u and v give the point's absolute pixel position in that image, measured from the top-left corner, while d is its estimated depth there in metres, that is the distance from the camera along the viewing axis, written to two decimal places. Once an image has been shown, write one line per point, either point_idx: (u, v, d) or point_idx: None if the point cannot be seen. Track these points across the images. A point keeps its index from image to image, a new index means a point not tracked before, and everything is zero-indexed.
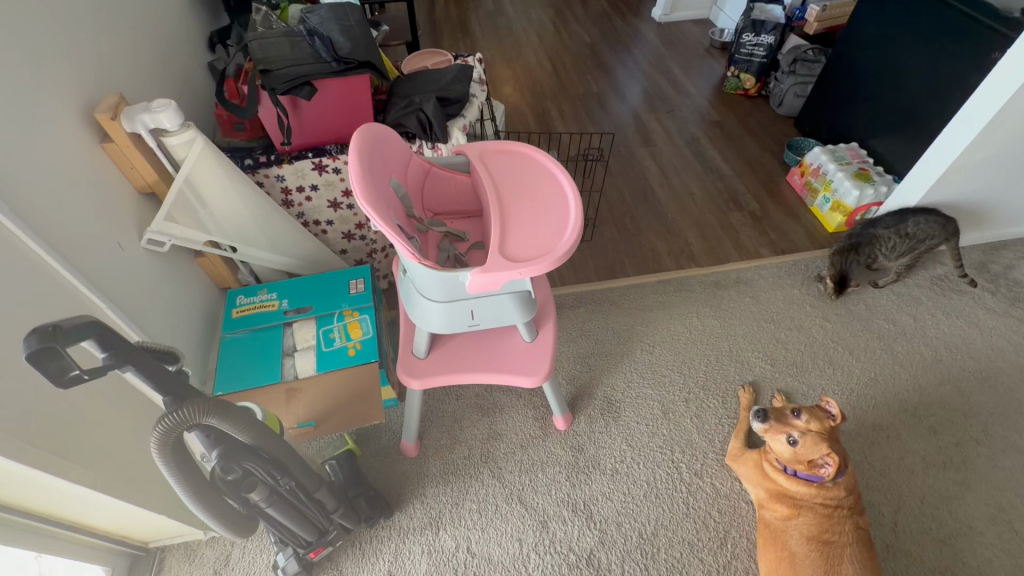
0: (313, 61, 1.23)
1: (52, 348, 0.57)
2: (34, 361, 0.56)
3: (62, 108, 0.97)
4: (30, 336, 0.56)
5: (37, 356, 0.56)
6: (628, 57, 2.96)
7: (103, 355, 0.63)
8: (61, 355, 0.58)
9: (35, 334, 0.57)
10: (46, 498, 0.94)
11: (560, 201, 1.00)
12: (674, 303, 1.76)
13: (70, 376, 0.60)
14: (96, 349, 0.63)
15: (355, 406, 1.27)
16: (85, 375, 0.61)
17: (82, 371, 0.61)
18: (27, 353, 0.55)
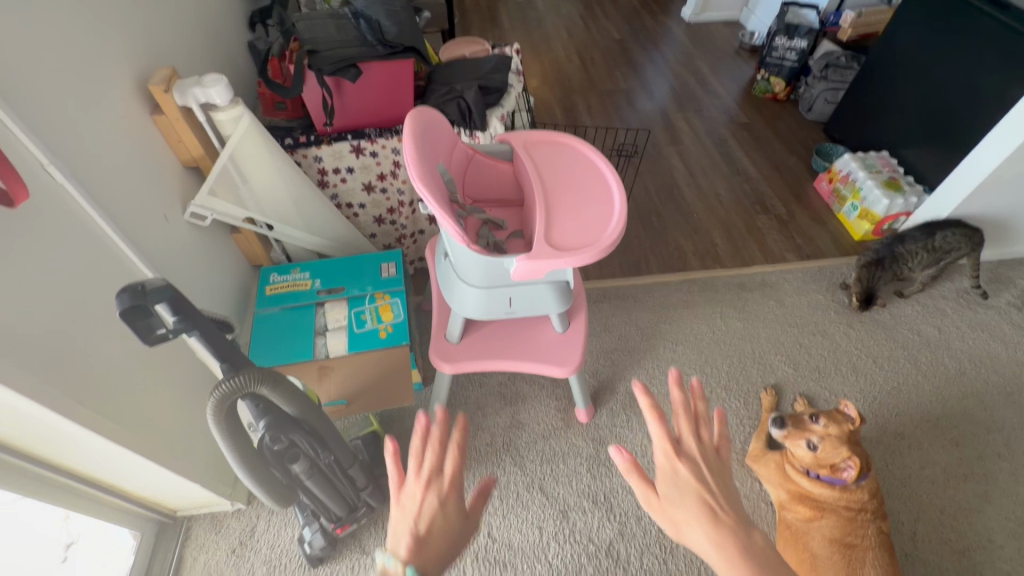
0: (358, 44, 1.25)
1: (141, 306, 0.63)
2: (125, 317, 0.63)
3: (118, 78, 0.99)
4: (123, 294, 0.63)
5: (128, 313, 0.63)
6: (657, 55, 2.95)
7: (174, 319, 0.67)
8: (147, 314, 0.64)
9: (127, 292, 0.63)
10: (87, 462, 0.98)
11: (603, 193, 1.01)
12: (697, 302, 1.76)
13: (153, 336, 0.66)
14: (167, 314, 0.67)
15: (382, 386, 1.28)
16: (168, 335, 0.67)
17: (166, 330, 0.67)
18: (119, 308, 0.62)
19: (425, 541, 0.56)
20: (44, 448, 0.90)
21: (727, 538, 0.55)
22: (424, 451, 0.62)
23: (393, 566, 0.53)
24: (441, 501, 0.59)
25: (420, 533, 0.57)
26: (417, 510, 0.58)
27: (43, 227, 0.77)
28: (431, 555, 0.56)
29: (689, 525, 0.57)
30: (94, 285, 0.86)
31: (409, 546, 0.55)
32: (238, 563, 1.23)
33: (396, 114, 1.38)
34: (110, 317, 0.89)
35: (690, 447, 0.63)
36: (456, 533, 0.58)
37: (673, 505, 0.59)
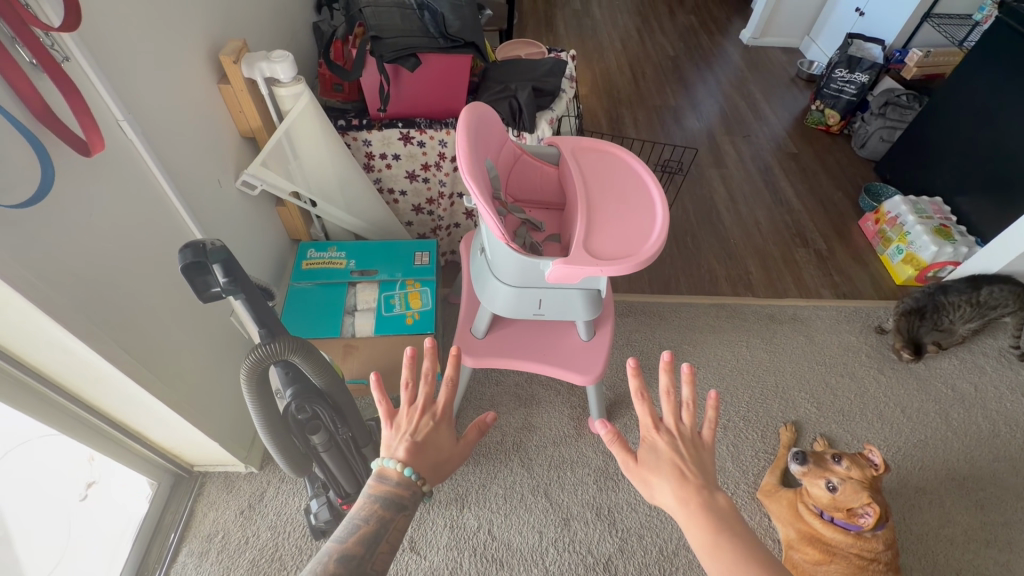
0: (420, 35, 1.27)
1: (201, 263, 0.68)
2: (186, 270, 0.68)
3: (193, 47, 1.03)
4: (187, 250, 0.67)
5: (189, 268, 0.68)
6: (710, 75, 2.92)
7: (224, 280, 0.70)
8: (206, 272, 0.69)
9: (190, 249, 0.68)
10: (120, 408, 1.02)
11: (647, 208, 1.01)
12: (724, 328, 1.74)
13: (209, 293, 0.72)
14: (215, 277, 0.70)
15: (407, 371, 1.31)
16: (220, 294, 0.72)
17: (220, 289, 0.72)
18: (182, 263, 0.67)
19: (423, 449, 0.67)
20: (83, 388, 0.94)
21: (689, 491, 0.63)
22: (414, 384, 0.71)
23: (393, 467, 0.64)
24: (434, 423, 0.70)
25: (417, 442, 0.67)
26: (413, 427, 0.68)
27: (109, 177, 0.81)
28: (425, 459, 0.67)
29: (659, 485, 0.64)
30: (147, 236, 0.90)
31: (406, 451, 0.66)
32: (245, 525, 1.27)
33: (448, 108, 1.40)
34: (158, 270, 0.93)
35: (670, 424, 0.69)
36: (448, 446, 0.70)
37: (647, 463, 0.66)
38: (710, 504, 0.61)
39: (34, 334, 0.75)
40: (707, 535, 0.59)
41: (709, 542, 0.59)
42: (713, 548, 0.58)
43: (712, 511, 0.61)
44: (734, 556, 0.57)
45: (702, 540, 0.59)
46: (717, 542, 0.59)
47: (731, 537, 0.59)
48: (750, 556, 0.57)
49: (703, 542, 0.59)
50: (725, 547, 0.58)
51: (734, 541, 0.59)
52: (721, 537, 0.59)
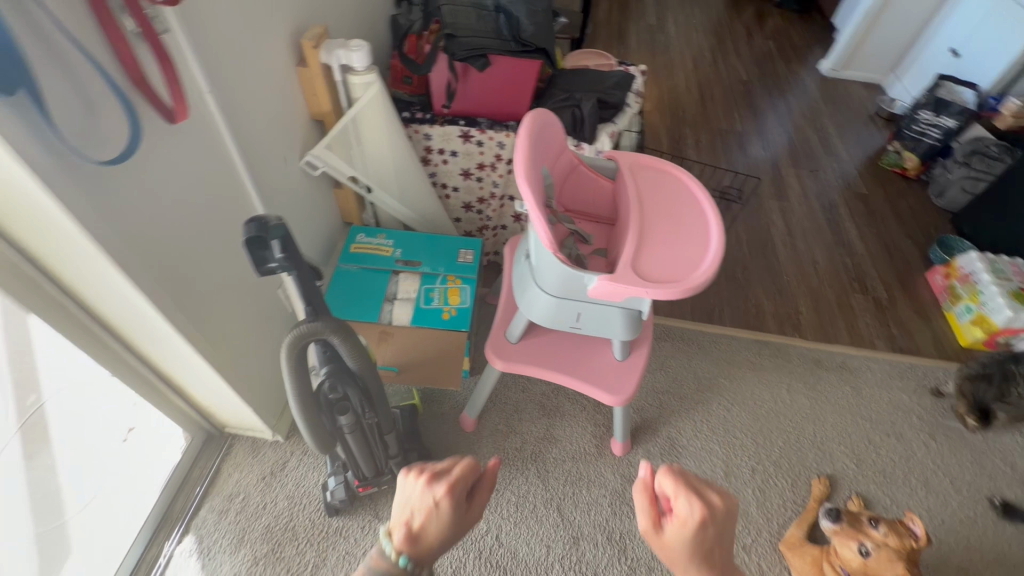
0: (493, 36, 1.28)
1: (261, 238, 0.70)
2: (247, 244, 0.70)
3: (279, 31, 1.08)
4: (250, 224, 0.70)
5: (250, 242, 0.70)
6: (782, 104, 2.83)
7: (280, 254, 0.73)
8: (264, 246, 0.72)
9: (253, 224, 0.70)
10: (169, 363, 1.07)
11: (701, 234, 0.98)
12: (765, 367, 1.67)
13: (264, 264, 0.74)
14: (271, 249, 0.72)
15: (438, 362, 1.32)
16: (274, 269, 0.74)
17: (275, 265, 0.75)
18: (245, 235, 0.69)
19: (421, 536, 0.58)
20: (140, 341, 1.00)
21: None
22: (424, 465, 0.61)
23: (388, 555, 0.56)
24: (437, 502, 0.59)
25: (415, 529, 0.58)
26: (415, 510, 0.59)
27: (188, 143, 0.85)
28: (426, 546, 0.58)
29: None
30: (215, 204, 0.95)
31: (404, 538, 0.57)
32: (265, 490, 1.31)
33: (511, 111, 1.41)
34: (220, 237, 0.97)
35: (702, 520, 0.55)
36: (453, 525, 0.59)
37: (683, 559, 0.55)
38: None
39: (105, 285, 0.81)
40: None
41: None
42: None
43: None
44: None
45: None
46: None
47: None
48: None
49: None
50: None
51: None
52: None
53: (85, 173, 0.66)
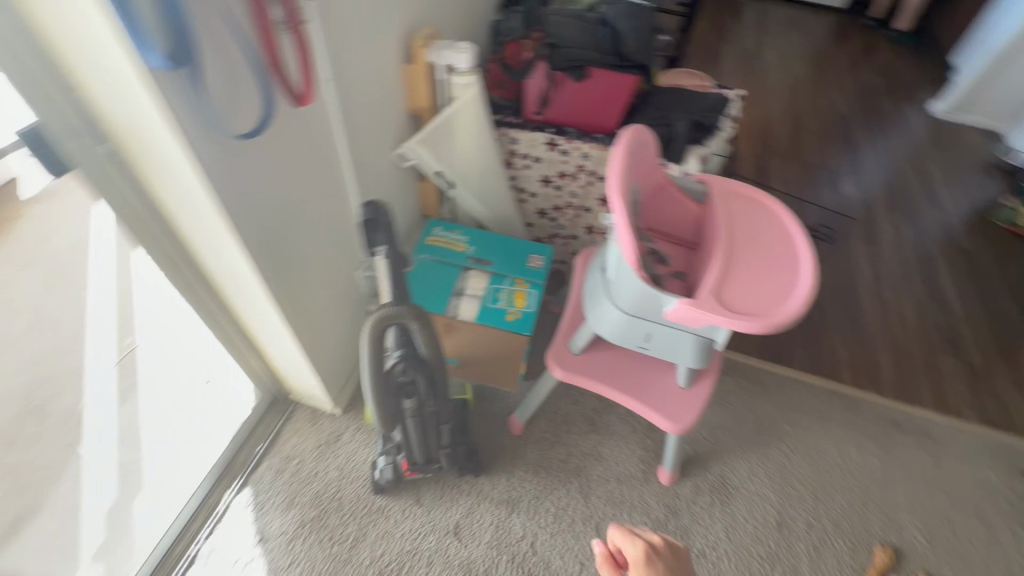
0: (594, 49, 1.29)
1: (374, 219, 0.82)
2: (364, 223, 0.82)
3: (393, 29, 1.14)
4: (368, 207, 0.82)
5: (367, 221, 0.82)
6: (882, 143, 2.65)
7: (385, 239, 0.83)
8: (376, 228, 0.83)
9: (370, 207, 0.82)
10: (254, 327, 1.14)
11: (789, 270, 0.94)
12: (833, 419, 1.57)
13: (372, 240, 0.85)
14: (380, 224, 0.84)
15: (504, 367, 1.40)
16: (378, 252, 0.84)
17: (380, 250, 0.84)
18: (362, 214, 0.82)
19: None
20: (233, 303, 1.07)
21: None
22: None
23: None
24: None
25: None
26: None
27: (305, 125, 0.91)
28: None
29: None
30: (317, 184, 1.01)
31: None
32: (319, 458, 1.37)
33: (600, 123, 1.41)
34: (316, 216, 1.03)
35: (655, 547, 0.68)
36: None
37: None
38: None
39: (216, 248, 0.88)
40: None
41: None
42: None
43: None
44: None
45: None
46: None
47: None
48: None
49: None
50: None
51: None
52: None
53: (222, 142, 0.73)
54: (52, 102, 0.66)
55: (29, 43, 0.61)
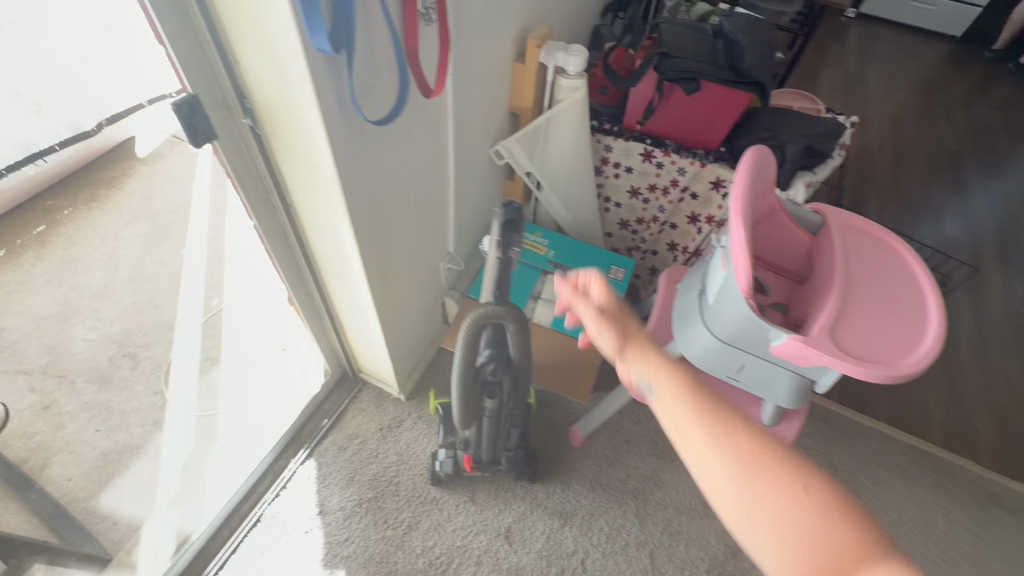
0: (709, 62, 1.24)
1: (513, 220, 0.84)
2: (501, 221, 0.84)
3: (510, 26, 1.14)
4: (507, 207, 0.84)
5: (505, 219, 0.84)
6: (996, 187, 2.43)
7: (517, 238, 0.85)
8: (512, 229, 0.85)
9: (509, 207, 0.84)
10: (342, 306, 1.17)
11: (914, 318, 0.87)
12: (918, 481, 1.44)
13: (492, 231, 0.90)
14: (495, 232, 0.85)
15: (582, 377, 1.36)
16: (508, 251, 0.86)
17: (510, 252, 0.86)
18: (502, 213, 0.84)
19: None
20: (327, 281, 1.10)
21: (685, 376, 0.58)
22: None
23: None
24: None
25: None
26: None
27: (424, 115, 0.93)
28: None
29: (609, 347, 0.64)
30: (422, 173, 1.03)
31: None
32: (380, 441, 1.39)
33: (702, 138, 1.36)
34: (415, 204, 1.05)
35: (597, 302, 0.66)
36: None
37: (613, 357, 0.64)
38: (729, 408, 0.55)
39: (326, 226, 0.91)
40: (737, 458, 0.51)
41: (746, 495, 0.50)
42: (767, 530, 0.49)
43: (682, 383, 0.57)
44: (813, 527, 0.48)
45: (725, 472, 0.51)
46: (751, 479, 0.50)
47: (794, 481, 0.50)
48: (833, 535, 0.47)
49: (732, 487, 0.50)
50: (765, 485, 0.50)
51: (787, 468, 0.51)
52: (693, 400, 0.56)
53: (354, 124, 0.75)
54: (211, 73, 0.70)
55: (202, 16, 0.64)
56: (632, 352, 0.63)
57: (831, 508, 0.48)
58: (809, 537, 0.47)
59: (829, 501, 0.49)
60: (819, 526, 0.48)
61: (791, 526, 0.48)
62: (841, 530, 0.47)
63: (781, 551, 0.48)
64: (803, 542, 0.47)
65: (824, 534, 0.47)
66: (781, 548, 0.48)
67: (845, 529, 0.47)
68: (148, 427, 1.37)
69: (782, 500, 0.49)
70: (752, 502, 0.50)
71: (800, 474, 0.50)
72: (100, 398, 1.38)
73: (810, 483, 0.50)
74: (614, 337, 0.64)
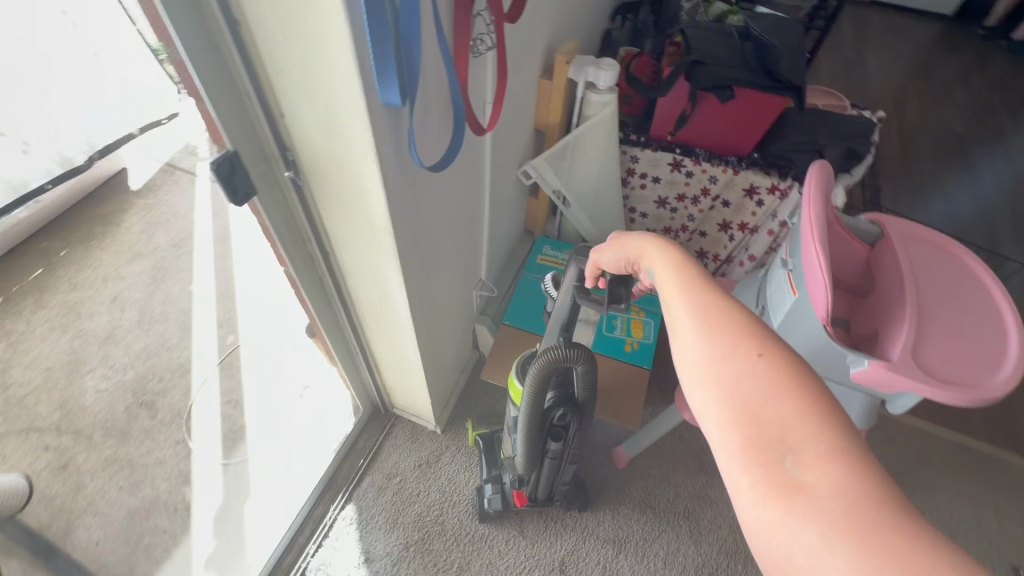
0: (744, 68, 1.18)
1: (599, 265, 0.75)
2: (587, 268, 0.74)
3: (539, 42, 1.09)
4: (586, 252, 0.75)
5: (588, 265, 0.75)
6: (1004, 166, 2.43)
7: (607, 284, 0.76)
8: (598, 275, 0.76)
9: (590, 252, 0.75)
10: (379, 345, 1.12)
11: (990, 331, 0.84)
12: (967, 478, 1.43)
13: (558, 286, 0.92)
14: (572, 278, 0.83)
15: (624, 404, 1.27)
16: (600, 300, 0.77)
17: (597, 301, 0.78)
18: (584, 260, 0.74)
19: None
20: (366, 323, 1.05)
21: (680, 256, 0.51)
22: None
23: None
24: None
25: None
26: None
27: (465, 146, 0.87)
28: None
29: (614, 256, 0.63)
30: (458, 205, 0.97)
31: None
32: (420, 478, 1.34)
33: (734, 145, 1.31)
34: (453, 237, 1.00)
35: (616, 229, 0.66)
36: None
37: (624, 258, 0.60)
38: (712, 280, 0.46)
39: (371, 272, 0.85)
40: (698, 311, 0.43)
41: (704, 347, 0.41)
42: (708, 379, 0.40)
43: (672, 265, 0.51)
44: (758, 386, 0.37)
45: (684, 326, 0.43)
46: (709, 329, 0.42)
47: (754, 344, 0.40)
48: (780, 397, 0.36)
49: (687, 337, 0.42)
50: (723, 335, 0.41)
51: (752, 326, 0.41)
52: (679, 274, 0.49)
53: (407, 169, 0.69)
54: (253, 128, 0.64)
55: (244, 70, 0.57)
56: (636, 244, 0.58)
57: (794, 370, 0.38)
58: (752, 395, 0.37)
59: (795, 370, 0.38)
60: (769, 386, 0.37)
61: (741, 382, 0.38)
62: (793, 393, 0.36)
63: (717, 406, 0.38)
64: (753, 396, 0.37)
65: (768, 392, 0.36)
66: (719, 402, 0.38)
67: (803, 393, 0.36)
68: (175, 481, 1.29)
69: (734, 356, 0.39)
70: (701, 355, 0.41)
71: (764, 336, 0.40)
72: (122, 452, 1.31)
73: (773, 346, 0.39)
74: (625, 236, 0.61)
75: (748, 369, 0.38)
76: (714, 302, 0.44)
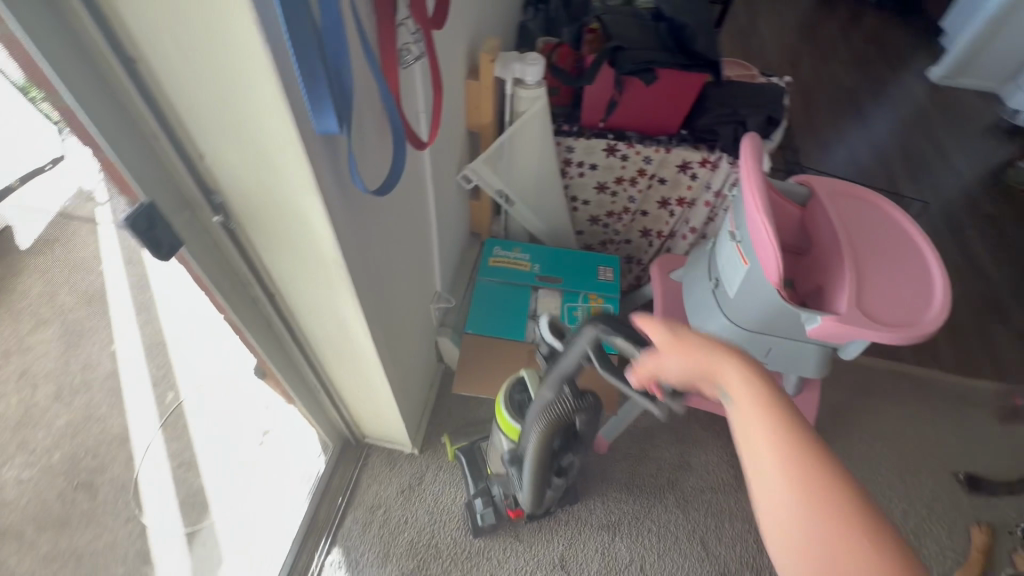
0: (662, 50, 1.23)
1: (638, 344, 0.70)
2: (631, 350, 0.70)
3: (461, 42, 1.05)
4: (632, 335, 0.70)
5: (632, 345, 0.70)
6: (890, 112, 2.67)
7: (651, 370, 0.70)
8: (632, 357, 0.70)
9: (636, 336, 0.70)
10: (341, 377, 1.05)
11: (917, 270, 0.91)
12: (905, 400, 1.57)
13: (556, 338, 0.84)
14: (583, 343, 0.75)
15: (607, 390, 1.41)
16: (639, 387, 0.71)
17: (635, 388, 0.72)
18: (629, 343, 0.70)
19: None
20: (324, 358, 0.98)
21: (763, 393, 0.52)
22: None
23: None
24: None
25: None
26: None
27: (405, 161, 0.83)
28: None
29: (672, 358, 0.60)
30: (404, 222, 0.92)
31: None
32: (405, 505, 1.30)
33: (663, 124, 1.35)
34: (403, 254, 0.96)
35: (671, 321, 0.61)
36: None
37: (691, 368, 0.58)
38: (801, 435, 0.50)
39: (324, 307, 0.80)
40: (796, 482, 0.48)
41: (803, 521, 0.47)
42: (813, 553, 0.46)
43: (757, 405, 0.52)
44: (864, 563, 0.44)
45: (783, 493, 0.48)
46: (808, 503, 0.47)
47: (849, 516, 0.46)
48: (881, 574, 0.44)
49: (786, 505, 0.48)
50: (824, 509, 0.46)
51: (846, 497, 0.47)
52: (766, 419, 0.51)
53: (351, 195, 0.64)
54: (168, 171, 0.57)
55: (148, 111, 0.51)
56: (705, 359, 0.57)
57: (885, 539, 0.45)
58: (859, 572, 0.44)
59: (884, 537, 0.45)
60: (870, 559, 0.44)
61: (846, 556, 0.44)
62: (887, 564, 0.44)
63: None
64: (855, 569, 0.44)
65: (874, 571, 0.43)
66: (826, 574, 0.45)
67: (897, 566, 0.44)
68: (132, 562, 1.17)
69: (838, 531, 0.45)
70: (806, 530, 0.46)
71: (864, 508, 0.46)
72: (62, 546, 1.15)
73: (875, 525, 0.46)
74: (689, 347, 0.58)
75: (857, 556, 0.44)
76: (806, 464, 0.48)
